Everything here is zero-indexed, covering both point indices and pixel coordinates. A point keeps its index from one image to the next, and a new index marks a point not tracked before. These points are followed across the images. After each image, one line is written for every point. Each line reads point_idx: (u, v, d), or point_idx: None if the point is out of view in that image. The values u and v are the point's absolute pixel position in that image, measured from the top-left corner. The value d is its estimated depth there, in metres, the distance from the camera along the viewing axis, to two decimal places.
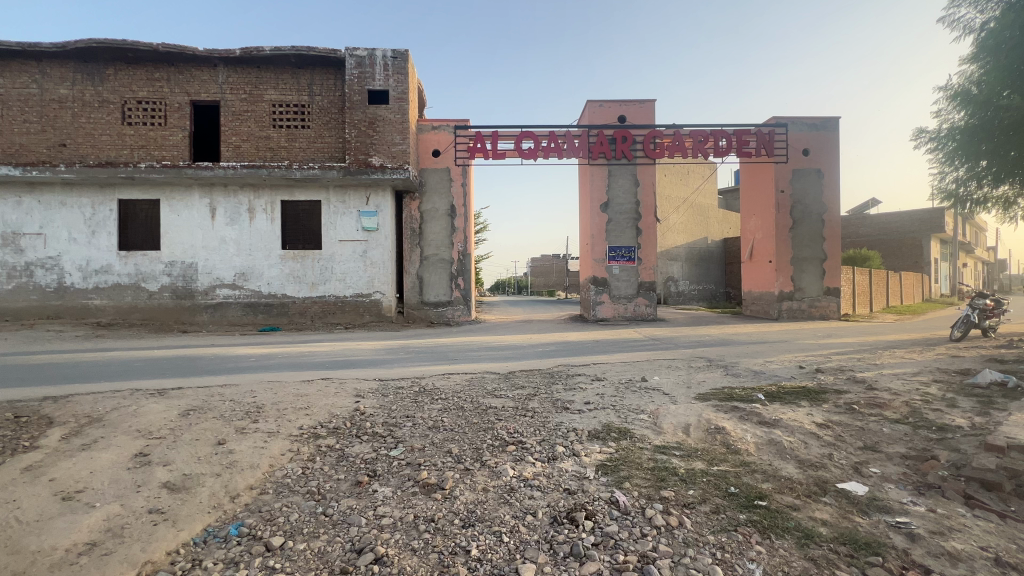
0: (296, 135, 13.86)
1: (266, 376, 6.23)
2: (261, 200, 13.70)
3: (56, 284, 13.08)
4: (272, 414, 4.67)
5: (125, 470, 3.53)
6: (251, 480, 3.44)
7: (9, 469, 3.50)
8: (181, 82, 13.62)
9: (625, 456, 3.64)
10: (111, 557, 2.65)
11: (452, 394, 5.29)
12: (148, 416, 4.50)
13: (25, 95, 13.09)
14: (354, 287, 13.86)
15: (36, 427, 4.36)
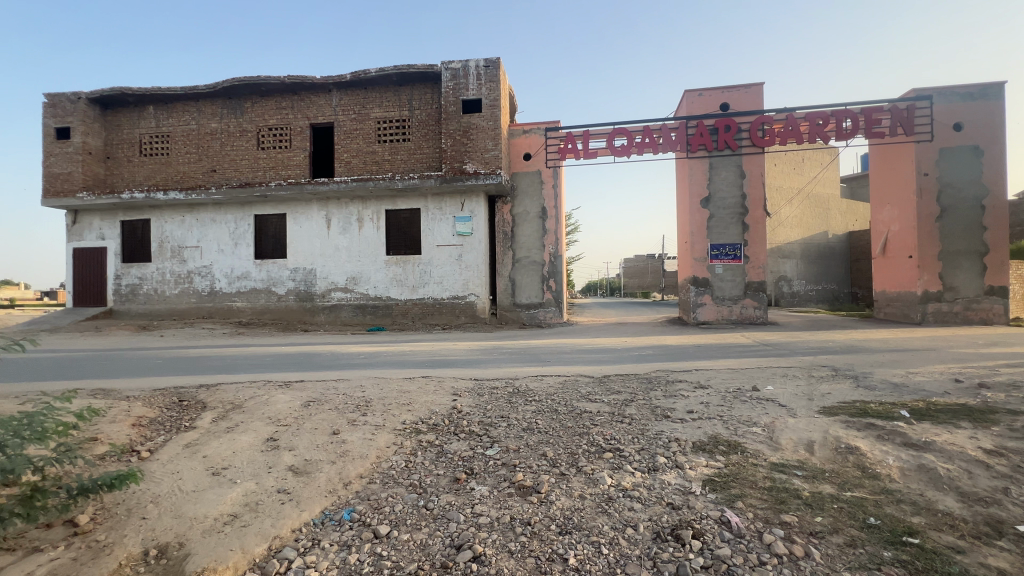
0: (399, 149, 14.88)
1: (373, 373, 6.71)
2: (368, 211, 14.91)
3: (209, 289, 15.41)
4: (378, 408, 5.00)
5: (259, 452, 3.99)
6: (361, 469, 3.71)
7: (174, 444, 4.14)
8: (302, 108, 15.29)
9: (736, 473, 3.31)
10: (249, 528, 2.98)
11: (545, 396, 5.26)
12: (277, 405, 5.08)
13: (187, 130, 15.63)
14: (450, 289, 14.49)
15: (193, 411, 5.14)
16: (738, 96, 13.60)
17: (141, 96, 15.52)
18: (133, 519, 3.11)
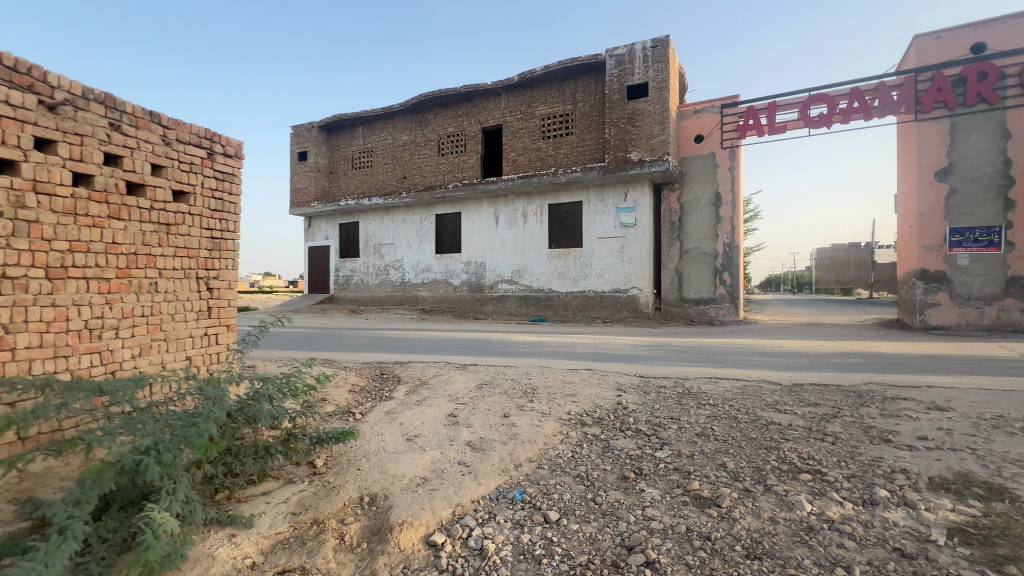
0: (562, 143, 15.14)
1: (538, 362, 6.98)
2: (533, 206, 15.54)
3: (401, 280, 17.96)
4: (544, 396, 5.17)
5: (442, 426, 4.48)
6: (530, 453, 3.87)
7: (379, 410, 4.93)
8: (476, 114, 16.61)
9: (1004, 527, 2.51)
10: (437, 492, 3.35)
11: (722, 401, 4.77)
12: (456, 385, 5.64)
13: (385, 144, 18.36)
14: (612, 282, 14.22)
15: (391, 383, 6.05)
16: (1006, 31, 10.28)
17: (353, 120, 18.75)
18: (352, 468, 3.76)
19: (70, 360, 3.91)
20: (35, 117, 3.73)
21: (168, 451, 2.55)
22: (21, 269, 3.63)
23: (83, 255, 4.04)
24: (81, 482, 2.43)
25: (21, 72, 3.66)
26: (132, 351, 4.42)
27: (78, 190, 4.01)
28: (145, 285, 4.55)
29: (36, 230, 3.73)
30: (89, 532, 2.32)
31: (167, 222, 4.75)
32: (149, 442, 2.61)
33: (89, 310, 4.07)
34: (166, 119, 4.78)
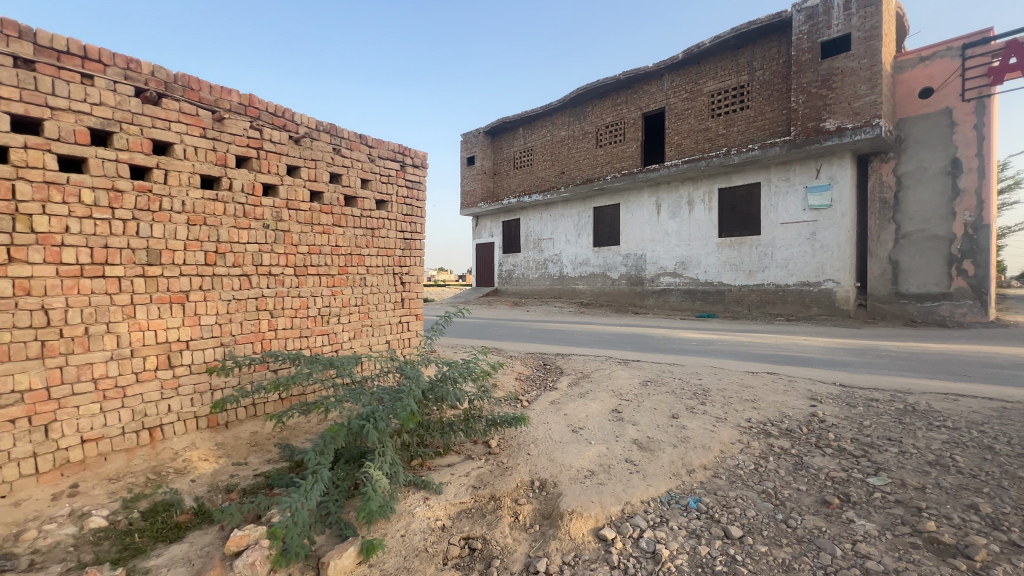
0: (734, 120, 13.63)
1: (709, 361, 6.44)
2: (699, 192, 14.35)
3: (559, 273, 18.39)
4: (717, 399, 4.76)
5: (607, 420, 4.45)
6: (704, 460, 3.59)
7: (544, 400, 5.13)
8: (635, 100, 16.00)
9: None
10: (605, 487, 3.33)
11: (966, 424, 3.76)
12: (619, 380, 5.55)
13: (544, 142, 18.93)
14: (798, 274, 12.33)
15: (554, 374, 6.24)
16: None
17: (515, 121, 19.77)
18: (523, 452, 3.98)
19: (309, 339, 5.01)
20: (287, 149, 4.80)
21: (382, 419, 3.05)
22: (280, 268, 4.76)
23: (317, 256, 5.08)
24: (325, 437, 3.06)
25: (279, 116, 4.73)
26: (349, 334, 5.41)
27: (314, 204, 5.03)
28: (358, 280, 5.51)
29: (288, 237, 4.81)
30: (331, 478, 2.91)
31: (372, 227, 5.65)
32: (368, 410, 3.15)
33: (321, 300, 5.12)
34: (372, 140, 5.66)
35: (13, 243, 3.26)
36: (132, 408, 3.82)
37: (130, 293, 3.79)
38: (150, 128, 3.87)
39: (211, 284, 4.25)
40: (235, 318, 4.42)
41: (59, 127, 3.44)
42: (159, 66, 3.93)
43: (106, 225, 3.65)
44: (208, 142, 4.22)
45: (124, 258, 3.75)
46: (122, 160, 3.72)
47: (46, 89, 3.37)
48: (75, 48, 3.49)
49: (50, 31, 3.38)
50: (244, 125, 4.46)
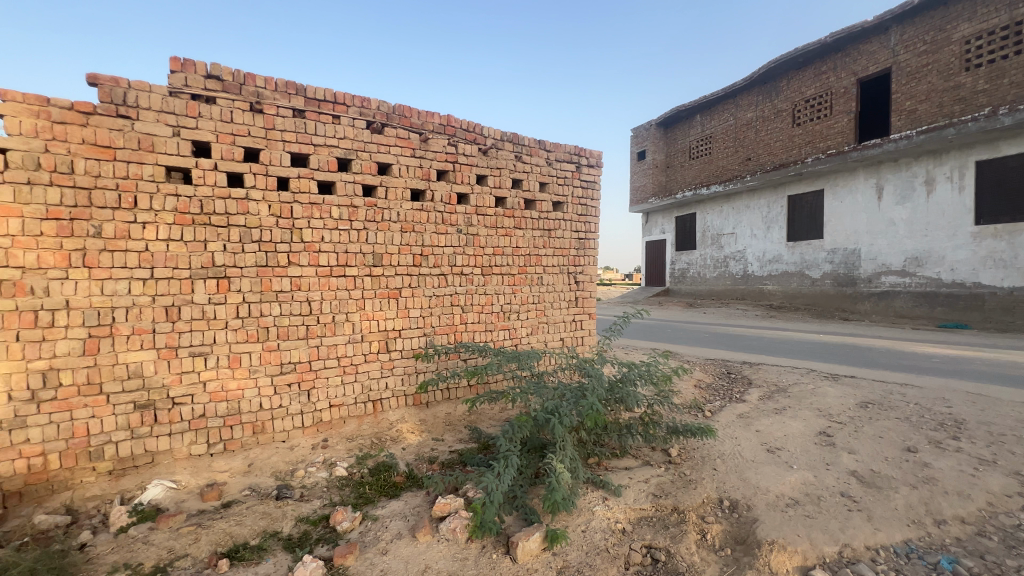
0: (1004, 70, 10.34)
1: (962, 386, 5.01)
2: (944, 167, 11.27)
3: (743, 272, 16.52)
4: (979, 436, 3.68)
5: (813, 444, 3.83)
6: (962, 513, 2.86)
7: (730, 412, 4.66)
8: (848, 65, 13.37)
9: None
10: (813, 521, 2.89)
11: None
12: (827, 399, 4.71)
13: (726, 127, 17.19)
14: None
15: (741, 385, 5.62)
16: None
17: (691, 108, 18.38)
18: (707, 466, 3.68)
19: (493, 333, 5.47)
20: (477, 161, 5.30)
21: (566, 416, 3.16)
22: (470, 268, 5.30)
23: (500, 257, 5.50)
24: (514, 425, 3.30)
25: (471, 131, 5.26)
26: (527, 330, 5.74)
27: (498, 209, 5.46)
28: (536, 279, 5.80)
29: (477, 240, 5.32)
30: (519, 465, 3.14)
31: (549, 228, 5.88)
32: (553, 405, 3.29)
33: (503, 297, 5.54)
34: (549, 144, 5.89)
35: (291, 250, 4.31)
36: (362, 383, 4.71)
37: (361, 289, 4.66)
38: (376, 154, 4.69)
39: (418, 283, 4.96)
40: (435, 312, 5.08)
41: (319, 160, 4.41)
42: (384, 101, 4.72)
43: (347, 234, 4.56)
44: (416, 160, 4.92)
45: (358, 260, 4.63)
46: (357, 181, 4.59)
47: (311, 130, 4.36)
48: (328, 95, 4.42)
49: (313, 85, 4.35)
50: (443, 142, 5.07)
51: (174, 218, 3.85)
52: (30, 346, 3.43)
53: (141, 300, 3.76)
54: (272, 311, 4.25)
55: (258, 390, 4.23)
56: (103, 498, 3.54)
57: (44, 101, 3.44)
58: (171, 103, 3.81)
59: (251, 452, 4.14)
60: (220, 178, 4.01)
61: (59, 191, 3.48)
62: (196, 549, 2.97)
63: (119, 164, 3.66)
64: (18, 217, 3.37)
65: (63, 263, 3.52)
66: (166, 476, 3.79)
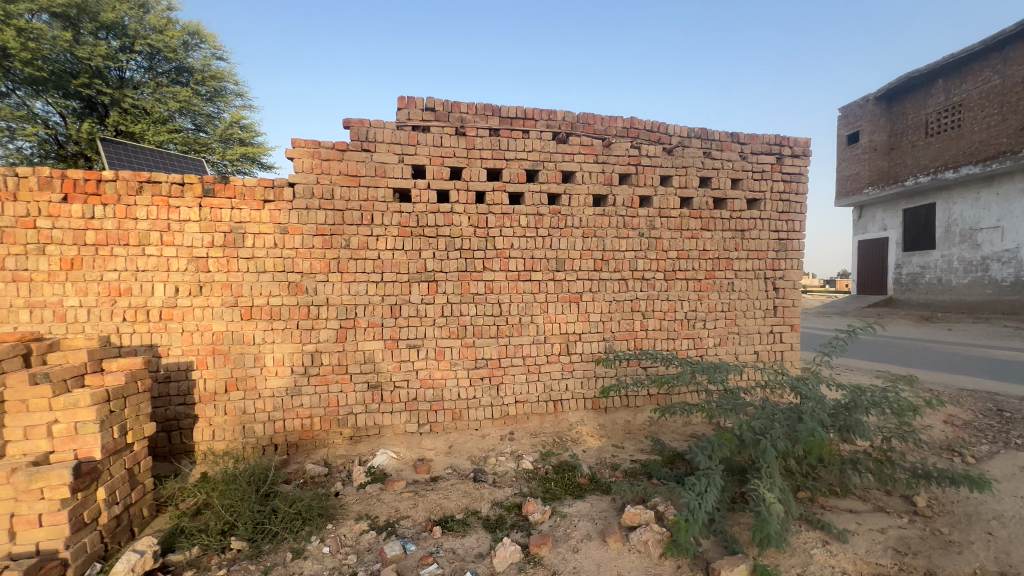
0: None
1: None
2: None
3: (1014, 278, 12.57)
4: None
5: None
6: None
7: (1008, 462, 3.57)
8: None
9: None
10: None
11: None
12: None
13: (988, 89, 12.86)
14: None
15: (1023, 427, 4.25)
16: None
17: (929, 73, 14.54)
18: (976, 528, 2.88)
19: (675, 342, 5.19)
20: (661, 161, 5.11)
21: (781, 440, 2.85)
22: (652, 273, 5.11)
23: (685, 261, 5.19)
24: (717, 443, 3.09)
25: (655, 131, 5.11)
26: (715, 340, 5.30)
27: (683, 211, 5.16)
28: (725, 285, 5.31)
29: (660, 244, 5.12)
30: (722, 486, 2.93)
31: (742, 229, 5.32)
32: (763, 426, 3.00)
33: (688, 304, 5.21)
34: (743, 136, 5.35)
35: (486, 257, 4.76)
36: (544, 382, 4.93)
37: (545, 293, 4.89)
38: (561, 163, 4.88)
39: (598, 287, 4.99)
40: (615, 317, 5.04)
41: (510, 173, 4.78)
42: (569, 112, 4.90)
43: (533, 241, 4.84)
44: (598, 166, 4.96)
45: (542, 266, 4.87)
46: (543, 190, 4.83)
47: (504, 147, 4.75)
48: (519, 112, 4.77)
49: (506, 105, 4.75)
50: (627, 145, 5.01)
51: (399, 231, 4.60)
52: (304, 332, 4.48)
53: (374, 299, 4.59)
54: (469, 311, 4.76)
55: (457, 381, 4.76)
56: (348, 458, 4.41)
57: (316, 144, 4.44)
58: (398, 135, 4.56)
59: (451, 435, 4.69)
60: (432, 195, 4.65)
61: (324, 212, 4.47)
62: (415, 513, 3.48)
63: (363, 189, 4.53)
64: (300, 233, 4.44)
65: (325, 268, 4.50)
66: (389, 446, 4.54)
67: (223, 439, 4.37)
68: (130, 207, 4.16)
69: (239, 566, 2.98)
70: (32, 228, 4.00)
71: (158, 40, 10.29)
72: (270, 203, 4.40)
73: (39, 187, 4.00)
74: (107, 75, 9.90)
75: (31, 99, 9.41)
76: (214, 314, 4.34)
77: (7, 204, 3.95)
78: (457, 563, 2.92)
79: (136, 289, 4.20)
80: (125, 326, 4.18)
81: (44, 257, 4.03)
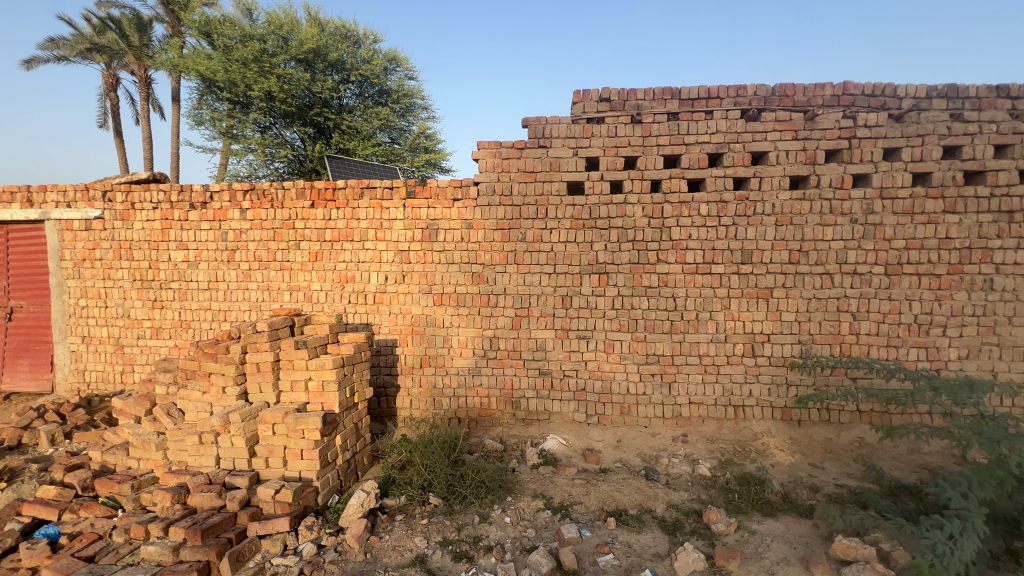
0: None
1: None
2: None
3: None
4: None
5: None
6: None
7: None
8: None
9: None
10: None
11: None
12: None
13: None
14: None
15: None
16: None
17: None
18: None
19: (900, 351, 4.26)
20: (886, 131, 4.21)
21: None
22: (868, 266, 4.28)
23: (918, 252, 4.21)
24: (977, 480, 2.50)
25: (877, 95, 4.24)
26: (960, 352, 4.21)
27: (917, 189, 4.19)
28: (979, 282, 4.16)
29: (880, 231, 4.24)
30: (984, 534, 2.35)
31: (1010, 209, 4.10)
32: None
33: (920, 305, 4.23)
34: (1017, 88, 4.10)
35: (660, 249, 4.55)
36: (723, 385, 4.52)
37: (727, 288, 4.48)
38: (751, 143, 4.39)
39: (794, 282, 4.37)
40: (815, 317, 4.36)
41: (690, 158, 4.47)
42: (762, 84, 4.36)
43: (714, 231, 4.46)
44: (798, 143, 4.33)
45: (725, 258, 4.46)
46: (728, 175, 4.41)
47: (684, 131, 4.46)
48: (702, 92, 4.43)
49: (688, 86, 4.45)
50: (837, 115, 4.26)
51: (571, 224, 4.68)
52: (485, 318, 4.90)
53: (547, 290, 4.77)
54: (641, 305, 4.62)
55: (627, 375, 4.68)
56: (520, 439, 4.71)
57: (498, 144, 4.76)
58: (573, 129, 4.63)
59: (619, 429, 4.63)
60: (605, 187, 4.61)
61: (503, 208, 4.79)
62: (588, 500, 3.55)
63: (538, 184, 4.73)
64: (482, 228, 4.85)
65: (503, 260, 4.84)
66: (558, 432, 4.69)
67: (419, 408, 5.05)
68: (354, 210, 5.06)
69: (437, 519, 3.42)
70: (292, 229, 5.15)
71: (367, 70, 12.25)
72: (458, 201, 4.89)
73: (296, 196, 5.12)
74: (332, 103, 12.15)
75: (284, 129, 12.07)
76: (413, 299, 5.02)
77: (277, 211, 5.15)
78: (633, 558, 2.90)
79: (358, 277, 5.10)
80: (350, 307, 5.11)
81: (299, 250, 5.16)
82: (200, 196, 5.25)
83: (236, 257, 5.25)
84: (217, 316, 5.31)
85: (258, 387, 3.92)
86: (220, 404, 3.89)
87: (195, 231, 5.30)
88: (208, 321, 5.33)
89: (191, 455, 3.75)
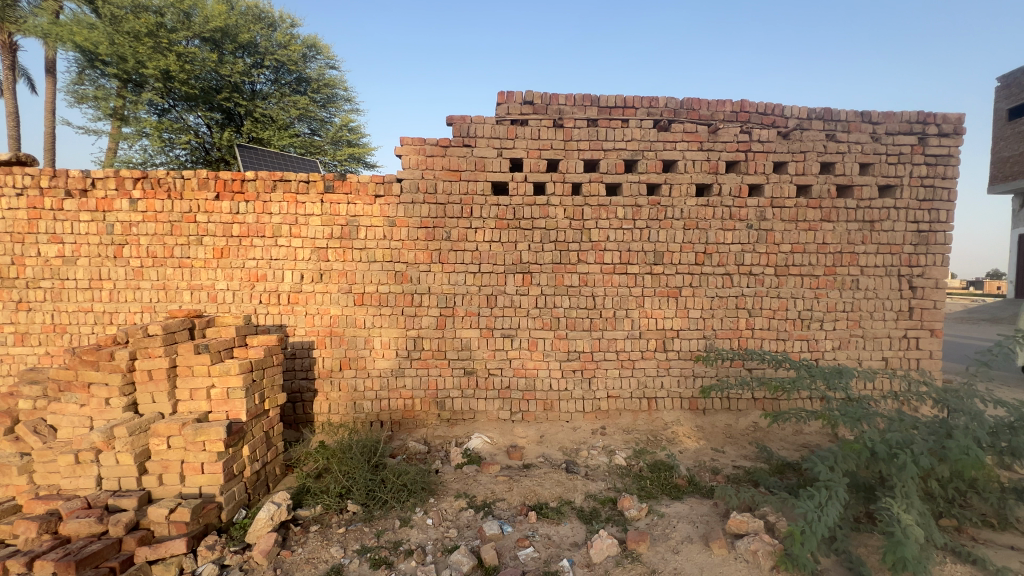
0: None
1: None
2: None
3: None
4: None
5: None
6: None
7: None
8: None
9: None
10: None
11: None
12: None
13: None
14: None
15: None
16: None
17: None
18: None
19: (787, 343, 4.78)
20: (775, 146, 4.70)
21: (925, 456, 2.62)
22: (761, 268, 4.75)
23: (801, 255, 4.74)
24: (842, 454, 2.87)
25: (768, 114, 4.72)
26: (834, 343, 4.80)
27: (800, 200, 4.72)
28: (849, 282, 4.78)
29: (771, 236, 4.73)
30: (846, 500, 2.71)
31: (871, 219, 4.75)
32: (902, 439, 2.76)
33: (802, 302, 4.76)
34: (877, 115, 4.75)
35: (580, 249, 4.73)
36: (638, 378, 4.80)
37: (641, 287, 4.75)
38: (662, 152, 4.69)
39: (699, 282, 4.75)
40: (717, 314, 4.76)
41: (608, 163, 4.69)
42: (672, 98, 4.69)
43: (630, 233, 4.72)
44: (703, 153, 4.70)
45: (639, 259, 4.73)
46: (642, 181, 4.68)
47: (603, 137, 4.67)
48: (619, 101, 4.67)
49: (606, 94, 4.67)
50: (735, 130, 4.68)
51: (496, 223, 4.72)
52: (409, 319, 4.79)
53: (471, 289, 4.77)
54: (563, 304, 4.76)
55: (549, 372, 4.81)
56: (445, 439, 4.66)
57: (422, 141, 4.68)
58: (498, 130, 4.67)
59: (542, 425, 4.75)
60: (528, 188, 4.70)
61: (427, 206, 4.72)
62: (510, 496, 3.60)
63: (463, 183, 4.71)
64: (405, 226, 4.75)
65: (428, 259, 4.77)
66: (483, 430, 4.71)
67: (338, 413, 4.83)
68: (266, 204, 4.72)
69: (355, 527, 3.30)
70: (192, 222, 4.70)
71: (283, 55, 11.51)
72: (380, 198, 4.74)
73: (198, 186, 4.67)
74: (243, 88, 11.29)
75: (186, 113, 10.98)
76: (332, 299, 4.79)
77: (175, 202, 4.67)
78: (552, 549, 2.99)
79: (270, 275, 4.77)
80: (261, 307, 4.77)
81: (201, 246, 4.72)
82: (78, 183, 4.63)
83: (124, 253, 4.70)
84: (101, 319, 4.71)
85: (149, 398, 3.53)
86: (102, 418, 3.47)
87: (73, 222, 4.67)
88: (89, 325, 4.71)
89: (64, 477, 3.30)
